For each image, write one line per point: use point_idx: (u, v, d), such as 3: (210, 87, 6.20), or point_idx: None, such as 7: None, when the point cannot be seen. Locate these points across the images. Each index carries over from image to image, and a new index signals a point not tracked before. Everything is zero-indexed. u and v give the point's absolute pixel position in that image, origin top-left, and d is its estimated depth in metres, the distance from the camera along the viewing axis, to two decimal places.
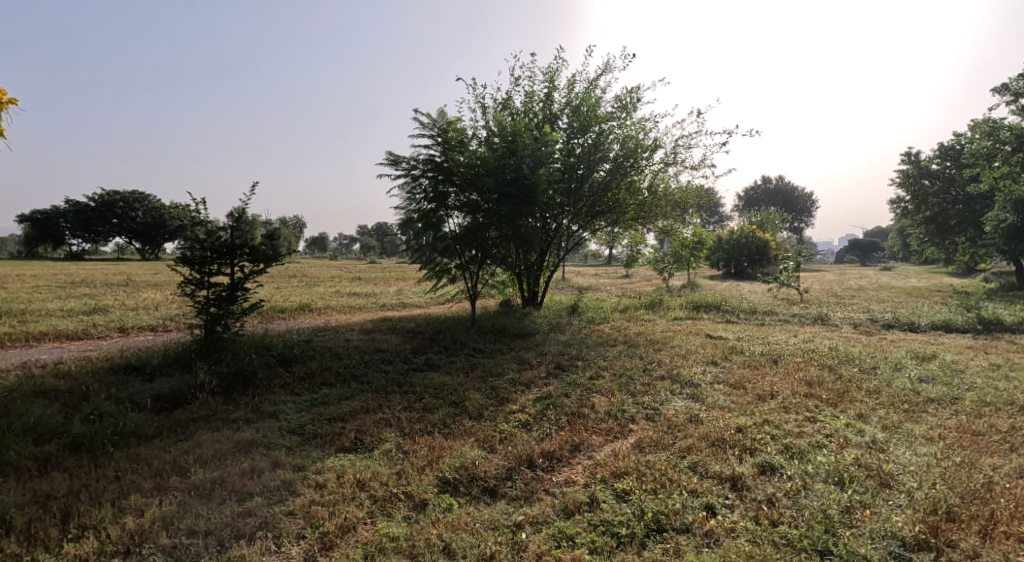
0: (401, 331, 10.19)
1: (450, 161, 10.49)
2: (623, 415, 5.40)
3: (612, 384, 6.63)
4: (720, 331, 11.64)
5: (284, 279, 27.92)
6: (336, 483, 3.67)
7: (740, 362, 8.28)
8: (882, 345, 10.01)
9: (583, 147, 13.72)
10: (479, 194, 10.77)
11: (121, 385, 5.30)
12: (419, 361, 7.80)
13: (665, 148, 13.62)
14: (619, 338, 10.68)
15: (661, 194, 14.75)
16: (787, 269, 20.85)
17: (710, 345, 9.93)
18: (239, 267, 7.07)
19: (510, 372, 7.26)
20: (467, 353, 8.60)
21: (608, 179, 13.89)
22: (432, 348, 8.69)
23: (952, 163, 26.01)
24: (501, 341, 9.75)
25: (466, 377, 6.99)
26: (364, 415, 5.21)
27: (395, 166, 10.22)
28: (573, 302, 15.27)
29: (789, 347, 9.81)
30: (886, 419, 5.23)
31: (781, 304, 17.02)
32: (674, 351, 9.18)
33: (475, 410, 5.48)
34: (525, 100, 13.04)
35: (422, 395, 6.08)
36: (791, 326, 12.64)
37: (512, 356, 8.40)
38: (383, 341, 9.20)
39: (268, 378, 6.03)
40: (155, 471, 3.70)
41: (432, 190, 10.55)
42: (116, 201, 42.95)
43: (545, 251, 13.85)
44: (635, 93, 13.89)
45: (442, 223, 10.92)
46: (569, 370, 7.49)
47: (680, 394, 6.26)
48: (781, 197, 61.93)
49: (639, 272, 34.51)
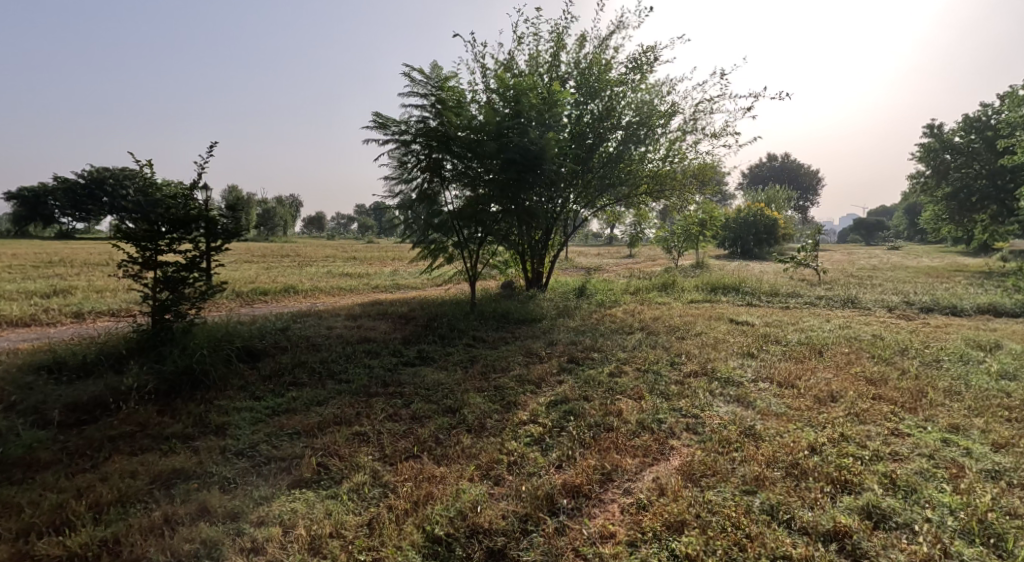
0: (392, 317, 9.12)
1: (446, 126, 9.25)
2: (660, 427, 4.35)
3: (639, 383, 5.59)
4: (745, 316, 10.60)
5: (277, 260, 26.78)
6: (281, 545, 2.63)
7: (780, 353, 7.24)
8: (930, 331, 8.96)
9: (592, 115, 12.59)
10: (479, 163, 9.57)
11: (30, 390, 4.21)
12: (411, 353, 6.75)
13: (683, 114, 12.42)
14: (634, 324, 9.64)
15: (679, 166, 13.51)
16: (804, 247, 19.75)
17: (739, 332, 8.89)
18: (194, 244, 5.94)
19: (517, 368, 6.22)
20: (467, 342, 7.55)
21: (620, 150, 12.85)
22: (427, 337, 7.63)
23: (977, 136, 24.93)
24: (504, 328, 8.71)
25: (464, 373, 5.95)
26: (335, 428, 4.14)
27: (382, 129, 9.02)
28: (580, 283, 14.19)
29: (828, 334, 8.76)
30: (991, 433, 4.18)
31: (801, 286, 15.95)
32: (701, 340, 8.15)
33: (477, 420, 4.44)
34: (530, 60, 11.78)
35: (411, 399, 5.02)
36: (819, 309, 11.65)
37: (518, 347, 7.36)
38: (372, 328, 8.14)
39: (223, 378, 4.96)
40: (27, 530, 2.65)
41: (425, 158, 9.34)
42: (106, 178, 41.40)
43: (550, 228, 12.74)
44: (652, 53, 12.61)
45: (437, 195, 9.77)
46: (586, 365, 6.43)
47: (722, 396, 5.23)
48: (788, 174, 60.53)
49: (642, 252, 33.42)
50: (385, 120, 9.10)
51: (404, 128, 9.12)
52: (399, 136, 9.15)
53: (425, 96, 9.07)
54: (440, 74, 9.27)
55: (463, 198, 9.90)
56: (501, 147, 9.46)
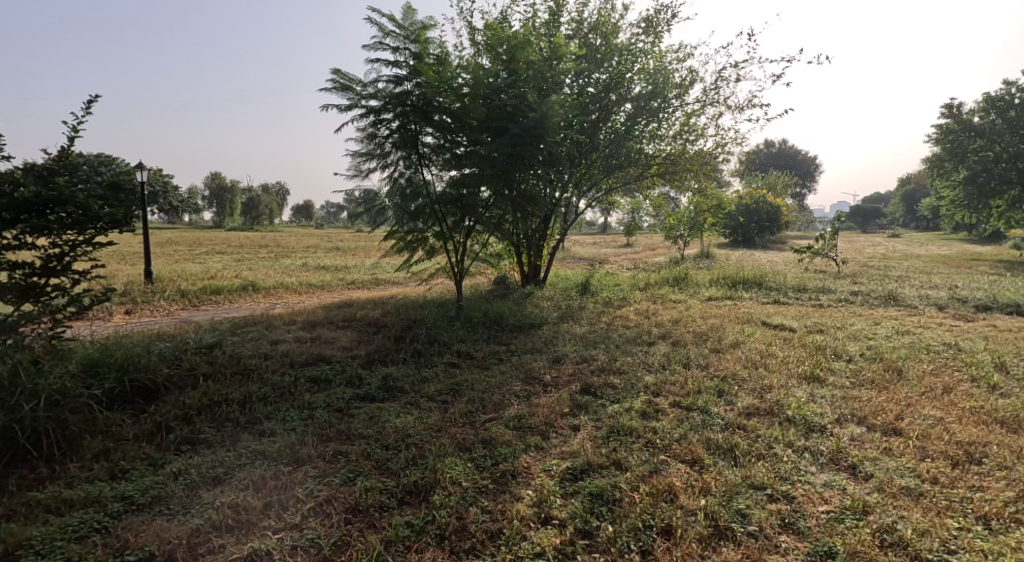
0: (360, 323, 7.50)
1: (424, 89, 7.46)
2: (746, 527, 2.81)
3: (687, 433, 4.00)
4: (779, 319, 9.07)
5: (251, 250, 24.87)
6: None
7: (851, 373, 5.69)
8: (1011, 339, 7.47)
9: (597, 85, 10.90)
10: (466, 137, 7.79)
11: None
12: (374, 379, 5.12)
13: (704, 82, 10.75)
14: (654, 329, 8.08)
15: (696, 144, 11.82)
16: (821, 236, 18.23)
17: (783, 341, 7.35)
18: (61, 239, 4.11)
19: (516, 405, 4.60)
20: (451, 361, 5.91)
21: (629, 125, 11.14)
22: (399, 354, 5.98)
23: (997, 115, 23.55)
24: (497, 338, 7.12)
25: (443, 416, 4.32)
26: (221, 546, 2.56)
27: (343, 92, 7.25)
28: (583, 277, 12.57)
29: (892, 343, 7.24)
30: None
31: (826, 278, 14.44)
32: (741, 353, 6.59)
33: (455, 518, 2.86)
34: (525, 17, 9.98)
35: (360, 466, 3.40)
36: (859, 308, 10.18)
37: (515, 367, 5.74)
38: (330, 341, 6.50)
39: (70, 442, 3.33)
40: None
41: (398, 129, 7.57)
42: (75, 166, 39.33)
43: (549, 216, 11.07)
44: (667, 10, 10.86)
45: (415, 175, 8.00)
46: (607, 399, 4.81)
47: (810, 456, 3.66)
48: (786, 160, 59.12)
49: (641, 240, 31.90)
50: (347, 80, 7.32)
51: (371, 90, 7.34)
52: (365, 101, 7.38)
53: (396, 50, 7.30)
54: (415, 23, 7.48)
55: (446, 178, 8.13)
56: (492, 114, 7.71)
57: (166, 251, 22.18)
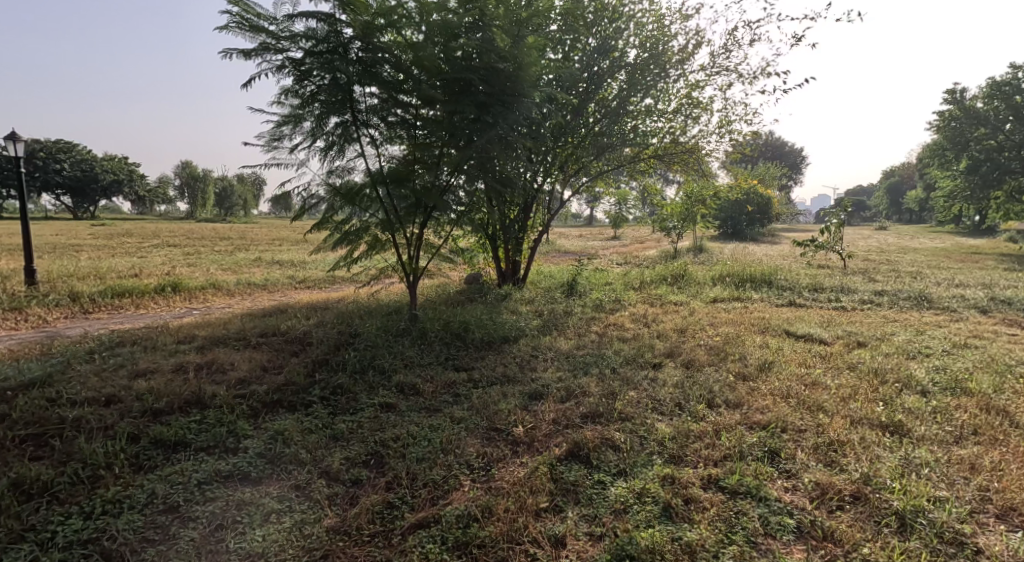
0: (277, 340, 5.72)
1: (359, 28, 5.64)
2: None
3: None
4: (803, 327, 7.54)
5: (208, 243, 22.88)
6: None
7: (943, 416, 4.10)
8: None
9: (585, 52, 9.17)
10: (417, 95, 5.98)
11: None
12: (255, 440, 3.41)
13: (711, 45, 9.08)
14: (658, 343, 6.47)
15: (698, 121, 10.17)
16: (826, 228, 16.77)
17: (823, 362, 5.76)
18: None
19: (466, 491, 2.96)
20: (385, 403, 4.18)
21: (623, 98, 9.44)
22: (310, 392, 4.25)
23: (1001, 102, 22.27)
24: (459, 359, 5.43)
25: (343, 521, 2.67)
26: None
27: (250, 32, 5.44)
28: (570, 274, 10.90)
29: (959, 363, 5.71)
30: None
31: (837, 276, 12.89)
32: (776, 380, 4.99)
33: None
34: None
35: None
36: (889, 312, 8.69)
37: (474, 412, 4.04)
38: (224, 368, 4.73)
39: None
40: None
41: (326, 84, 5.75)
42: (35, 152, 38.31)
43: (531, 203, 9.30)
44: None
45: (354, 149, 6.20)
46: (608, 472, 3.18)
47: None
48: (773, 151, 58.08)
49: (628, 233, 30.45)
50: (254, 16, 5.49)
51: (289, 30, 5.54)
52: (280, 44, 5.57)
53: None
54: None
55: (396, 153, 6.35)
56: (450, 64, 5.94)
57: (112, 244, 20.11)
